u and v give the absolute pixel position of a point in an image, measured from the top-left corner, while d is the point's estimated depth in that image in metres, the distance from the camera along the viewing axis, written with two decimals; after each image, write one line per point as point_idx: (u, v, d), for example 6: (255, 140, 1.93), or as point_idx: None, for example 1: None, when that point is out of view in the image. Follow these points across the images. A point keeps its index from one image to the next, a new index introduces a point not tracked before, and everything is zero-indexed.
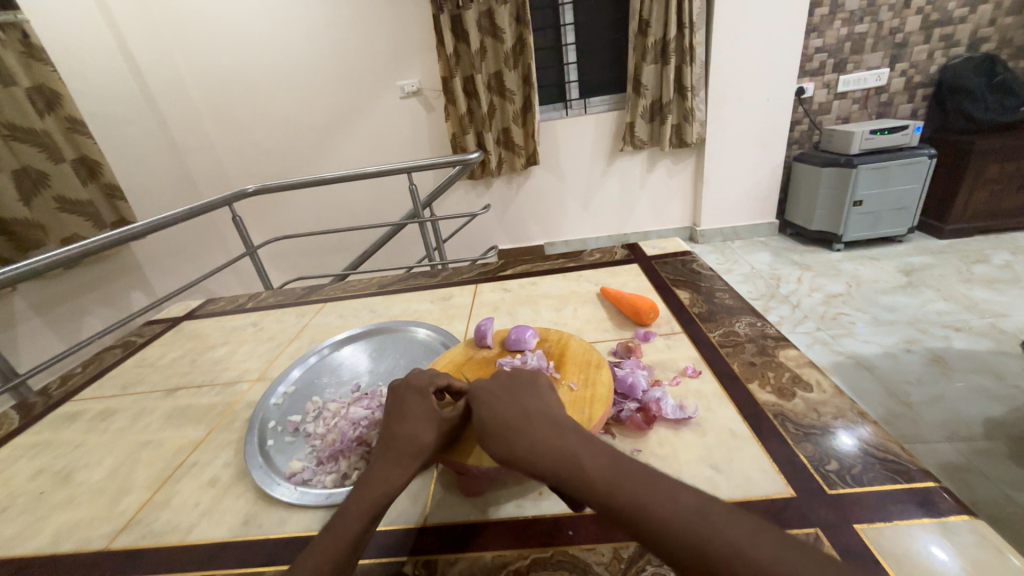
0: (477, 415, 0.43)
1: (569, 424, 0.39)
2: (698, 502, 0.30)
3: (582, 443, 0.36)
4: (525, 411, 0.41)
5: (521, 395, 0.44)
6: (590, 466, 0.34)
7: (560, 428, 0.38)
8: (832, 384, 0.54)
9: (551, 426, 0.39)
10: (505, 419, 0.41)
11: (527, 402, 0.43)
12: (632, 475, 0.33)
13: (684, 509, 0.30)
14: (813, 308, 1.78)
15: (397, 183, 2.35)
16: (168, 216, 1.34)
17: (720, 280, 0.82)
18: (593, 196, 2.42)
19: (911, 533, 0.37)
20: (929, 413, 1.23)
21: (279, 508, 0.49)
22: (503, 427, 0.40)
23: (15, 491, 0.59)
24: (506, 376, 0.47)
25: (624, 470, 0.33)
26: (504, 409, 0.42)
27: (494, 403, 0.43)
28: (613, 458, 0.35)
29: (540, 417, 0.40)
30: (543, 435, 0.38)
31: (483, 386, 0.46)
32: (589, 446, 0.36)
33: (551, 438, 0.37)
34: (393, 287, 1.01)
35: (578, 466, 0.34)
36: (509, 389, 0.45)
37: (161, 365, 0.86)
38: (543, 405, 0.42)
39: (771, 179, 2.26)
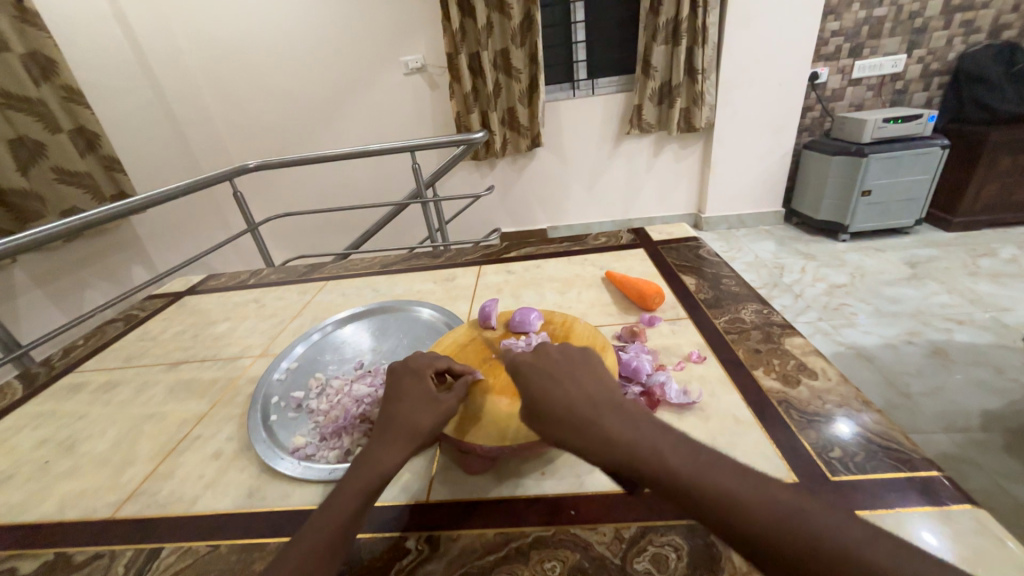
0: (534, 395, 0.40)
1: (637, 409, 0.37)
2: (795, 502, 0.28)
3: (656, 432, 0.34)
4: (589, 395, 0.38)
5: (579, 376, 0.41)
6: (671, 458, 0.32)
7: (631, 415, 0.36)
8: (837, 372, 0.54)
9: (620, 412, 0.36)
10: (567, 402, 0.38)
11: (586, 385, 0.40)
12: (718, 469, 0.31)
13: (781, 509, 0.28)
14: (815, 298, 1.77)
15: (399, 162, 2.32)
16: (168, 190, 1.32)
17: (726, 266, 0.81)
18: (597, 180, 2.40)
19: (912, 519, 0.37)
20: (926, 404, 1.24)
21: (283, 481, 0.49)
22: (567, 410, 0.37)
23: (20, 459, 0.59)
24: (559, 352, 0.44)
25: (709, 462, 0.31)
26: (565, 392, 0.39)
27: (550, 385, 0.40)
28: (689, 449, 0.32)
29: (605, 401, 0.38)
30: (614, 422, 0.36)
31: (536, 363, 0.43)
32: (665, 436, 0.34)
33: (622, 426, 0.35)
34: (396, 267, 1.01)
35: (659, 457, 0.32)
36: (566, 369, 0.42)
37: (162, 339, 0.86)
38: (605, 388, 0.40)
39: (779, 167, 2.22)
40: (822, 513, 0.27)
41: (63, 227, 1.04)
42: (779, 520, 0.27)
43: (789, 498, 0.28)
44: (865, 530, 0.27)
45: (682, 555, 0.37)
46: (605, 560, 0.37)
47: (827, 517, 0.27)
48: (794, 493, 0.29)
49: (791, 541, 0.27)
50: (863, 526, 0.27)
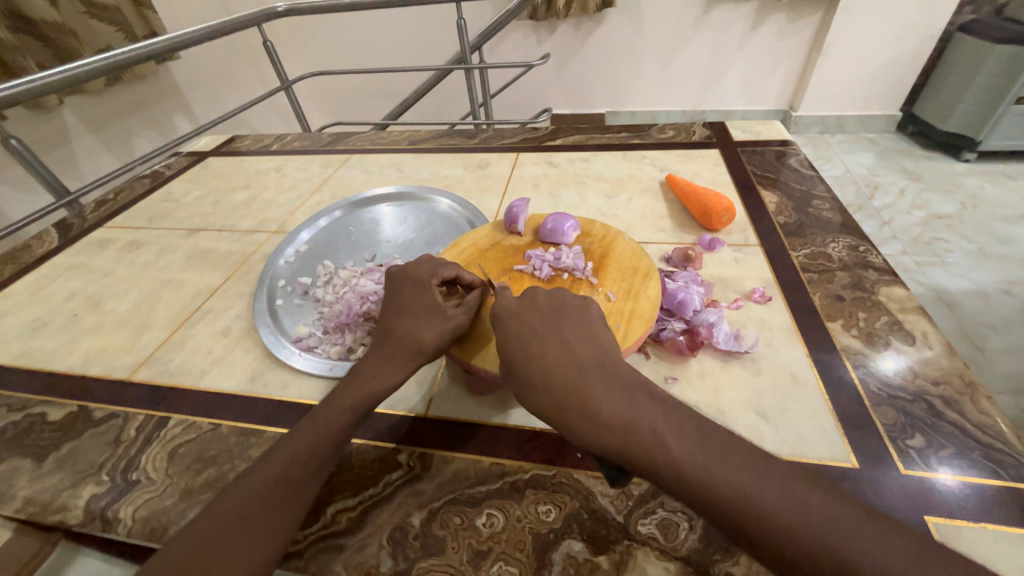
0: (514, 356, 0.34)
1: (634, 378, 0.32)
2: (822, 508, 0.24)
3: (657, 408, 0.29)
4: (576, 358, 0.33)
5: (566, 332, 0.35)
6: (671, 443, 0.27)
7: (626, 388, 0.31)
8: (942, 340, 0.43)
9: (615, 383, 0.31)
10: (549, 367, 0.32)
11: (575, 342, 0.34)
12: (729, 456, 0.26)
13: (807, 515, 0.24)
14: (906, 227, 1.51)
15: (444, 17, 1.99)
16: (193, 32, 1.16)
17: (822, 183, 0.64)
18: (674, 57, 1.99)
19: (1001, 540, 0.30)
20: (1002, 363, 1.10)
21: (284, 370, 0.47)
22: (550, 381, 0.32)
23: (53, 309, 0.61)
24: (545, 300, 0.38)
25: (718, 449, 0.26)
26: (547, 352, 0.33)
27: (532, 342, 0.34)
28: (694, 434, 0.27)
29: (596, 367, 0.32)
30: (605, 395, 0.30)
31: (519, 312, 0.37)
32: (664, 412, 0.29)
33: (616, 402, 0.30)
34: (424, 144, 0.89)
35: (659, 442, 0.27)
36: (550, 323, 0.36)
37: (185, 202, 0.83)
38: (596, 348, 0.34)
39: (916, 55, 1.74)
40: (852, 523, 0.23)
41: (88, 67, 0.94)
42: (801, 530, 0.23)
43: (815, 501, 0.24)
44: (915, 550, 0.22)
45: (695, 527, 0.32)
46: (606, 516, 0.33)
47: (861, 529, 0.23)
48: (819, 494, 0.24)
49: (814, 554, 0.23)
50: (909, 542, 0.23)
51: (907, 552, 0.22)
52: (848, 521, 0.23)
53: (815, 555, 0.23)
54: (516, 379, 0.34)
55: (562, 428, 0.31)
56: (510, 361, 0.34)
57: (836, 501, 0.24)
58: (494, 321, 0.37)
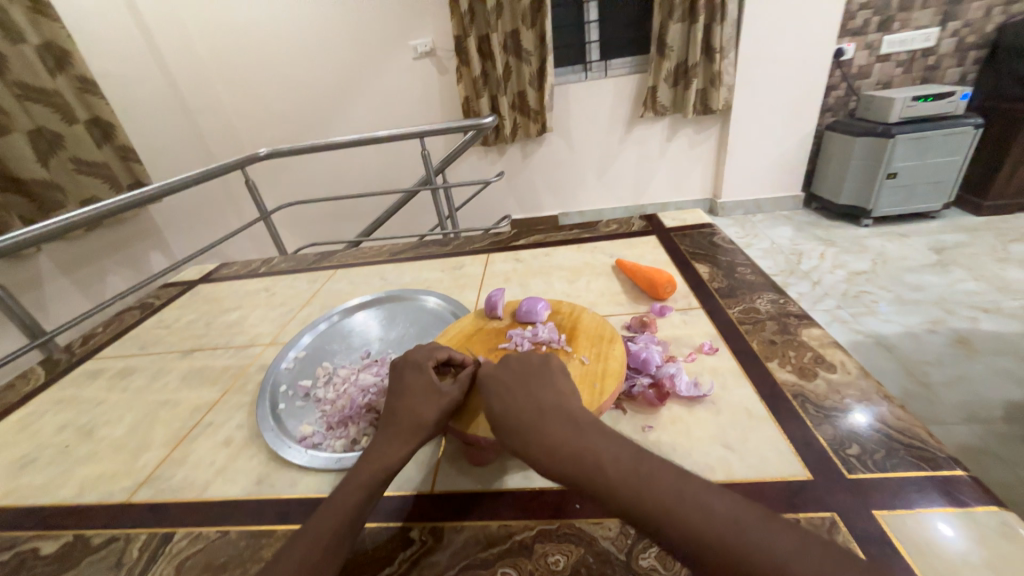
0: (491, 409, 0.41)
1: (586, 417, 0.38)
2: (729, 511, 0.28)
3: (600, 441, 0.35)
4: (538, 404, 0.40)
5: (533, 385, 0.42)
6: (605, 467, 0.33)
7: (578, 424, 0.37)
8: (857, 365, 0.52)
9: (569, 422, 0.37)
10: (518, 415, 0.39)
11: (540, 394, 0.41)
12: (654, 476, 0.31)
13: (713, 518, 0.28)
14: (834, 285, 1.72)
15: (408, 149, 2.31)
16: (176, 180, 1.30)
17: (742, 254, 0.78)
18: (609, 165, 2.34)
19: (937, 521, 0.36)
20: (948, 395, 1.19)
21: (291, 470, 0.50)
22: (517, 424, 0.39)
23: (42, 443, 0.61)
24: (517, 361, 0.45)
25: (645, 472, 0.32)
26: (516, 403, 0.40)
27: (505, 397, 0.41)
28: (628, 460, 0.33)
29: (554, 410, 0.39)
30: (559, 431, 0.36)
31: (495, 373, 0.44)
32: (605, 443, 0.35)
33: (567, 436, 0.36)
34: (403, 255, 1.00)
35: (597, 467, 0.33)
36: (520, 379, 0.43)
37: (177, 327, 0.87)
38: (557, 395, 0.41)
39: (800, 149, 2.14)
40: (749, 522, 0.28)
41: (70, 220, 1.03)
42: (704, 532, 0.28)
43: (720, 507, 0.29)
44: (802, 543, 0.26)
45: None
46: (610, 556, 0.36)
47: (756, 527, 0.27)
48: (729, 501, 0.29)
49: (714, 552, 0.27)
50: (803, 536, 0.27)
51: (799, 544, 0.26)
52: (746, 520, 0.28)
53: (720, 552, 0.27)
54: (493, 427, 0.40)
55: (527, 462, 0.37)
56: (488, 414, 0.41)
57: (740, 505, 0.29)
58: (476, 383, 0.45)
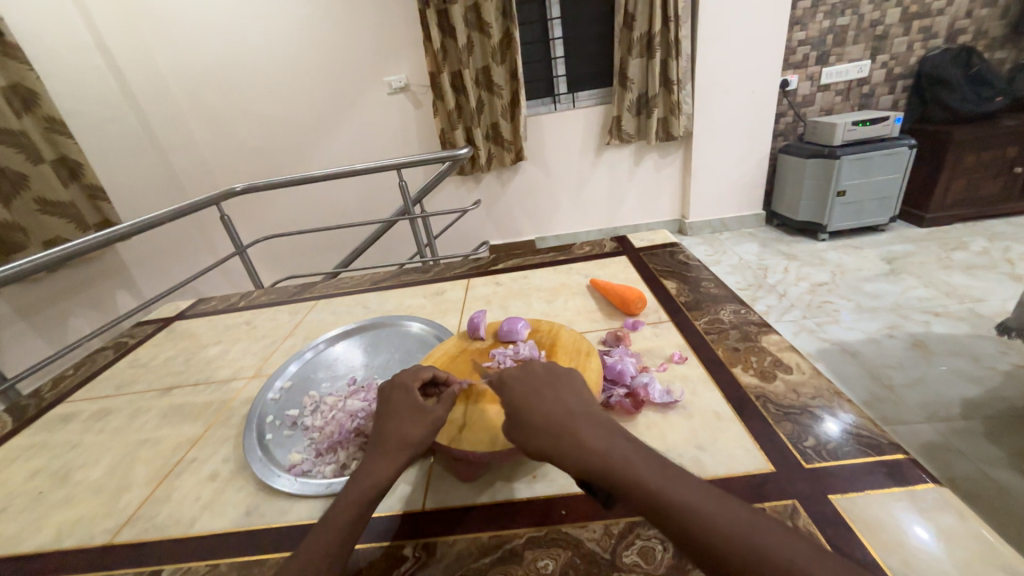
0: (516, 407, 0.42)
1: (612, 425, 0.39)
2: (748, 517, 0.31)
3: (628, 447, 0.37)
4: (568, 407, 0.41)
5: (560, 390, 0.43)
6: (635, 466, 0.34)
7: (608, 430, 0.38)
8: (811, 366, 0.57)
9: (598, 427, 0.39)
10: (546, 415, 0.40)
11: (567, 397, 0.42)
12: (684, 481, 0.33)
13: (736, 521, 0.30)
14: (799, 296, 1.82)
15: (385, 180, 2.35)
16: (150, 218, 1.30)
17: (706, 269, 0.84)
18: (582, 191, 2.44)
19: (884, 500, 0.40)
20: (909, 395, 1.26)
21: (280, 498, 0.50)
22: (547, 422, 0.39)
23: (13, 492, 0.59)
24: (542, 366, 0.46)
25: (671, 474, 0.34)
26: (546, 404, 0.41)
27: (533, 397, 0.42)
28: (657, 464, 0.35)
29: (583, 415, 0.40)
30: (592, 434, 0.38)
31: (522, 375, 0.45)
32: (632, 447, 0.36)
33: (598, 438, 0.37)
34: (386, 283, 1.02)
35: (630, 468, 0.34)
36: (548, 384, 0.44)
37: (154, 365, 0.86)
38: (584, 402, 0.42)
39: (757, 170, 2.29)
40: (764, 526, 0.30)
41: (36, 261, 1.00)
42: (728, 530, 0.30)
43: (742, 512, 0.31)
44: (807, 549, 0.29)
45: (668, 548, 0.39)
46: (596, 556, 0.39)
47: (772, 531, 0.30)
48: (746, 509, 0.31)
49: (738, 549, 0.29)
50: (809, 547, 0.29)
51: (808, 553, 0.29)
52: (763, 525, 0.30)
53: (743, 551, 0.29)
54: (516, 424, 0.41)
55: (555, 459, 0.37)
56: (515, 411, 0.42)
57: (756, 512, 0.31)
58: (499, 382, 0.45)
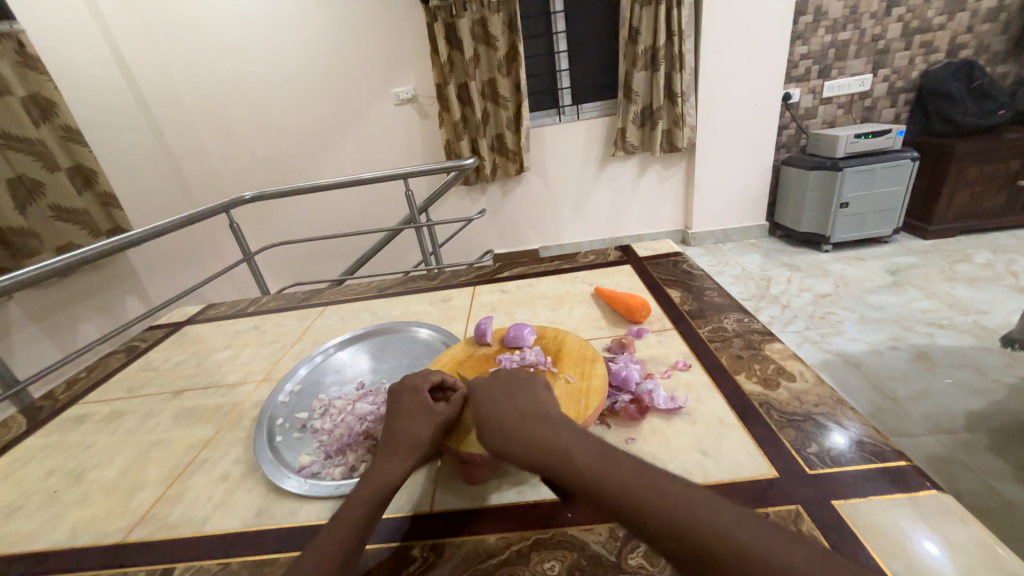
0: (477, 413, 0.46)
1: (563, 419, 0.42)
2: (678, 493, 0.32)
3: (572, 437, 0.39)
4: (521, 408, 0.44)
5: (518, 393, 0.46)
6: (578, 458, 0.36)
7: (555, 423, 0.41)
8: (813, 374, 0.58)
9: (547, 422, 0.41)
10: (503, 419, 0.43)
11: (524, 399, 0.45)
12: (618, 465, 0.35)
13: (663, 497, 0.32)
14: (802, 307, 1.82)
15: (391, 190, 2.38)
16: (162, 225, 1.32)
17: (709, 279, 0.85)
18: (586, 201, 2.46)
19: (885, 505, 0.40)
20: (914, 407, 1.26)
21: (290, 499, 0.51)
22: (500, 424, 0.43)
23: (29, 490, 0.61)
24: (504, 373, 0.50)
25: (611, 460, 0.36)
26: (501, 407, 0.44)
27: (494, 402, 0.45)
28: (596, 452, 0.37)
29: (535, 413, 0.43)
30: (538, 430, 0.40)
31: (483, 383, 0.48)
32: (580, 438, 0.39)
33: (543, 432, 0.40)
34: (393, 289, 1.04)
35: (568, 458, 0.37)
36: (507, 390, 0.47)
37: (165, 368, 0.88)
38: (539, 402, 0.45)
39: (761, 182, 2.31)
40: (697, 503, 0.31)
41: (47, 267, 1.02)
42: (661, 508, 0.31)
43: (671, 490, 0.32)
44: (744, 518, 0.30)
45: None
46: (601, 558, 0.39)
47: (702, 503, 0.31)
48: (678, 486, 0.33)
49: (663, 523, 0.31)
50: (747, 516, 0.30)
51: (738, 520, 0.30)
52: (691, 498, 0.32)
53: (669, 526, 0.30)
54: (478, 430, 0.44)
55: (509, 458, 0.40)
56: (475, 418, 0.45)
57: (689, 489, 0.32)
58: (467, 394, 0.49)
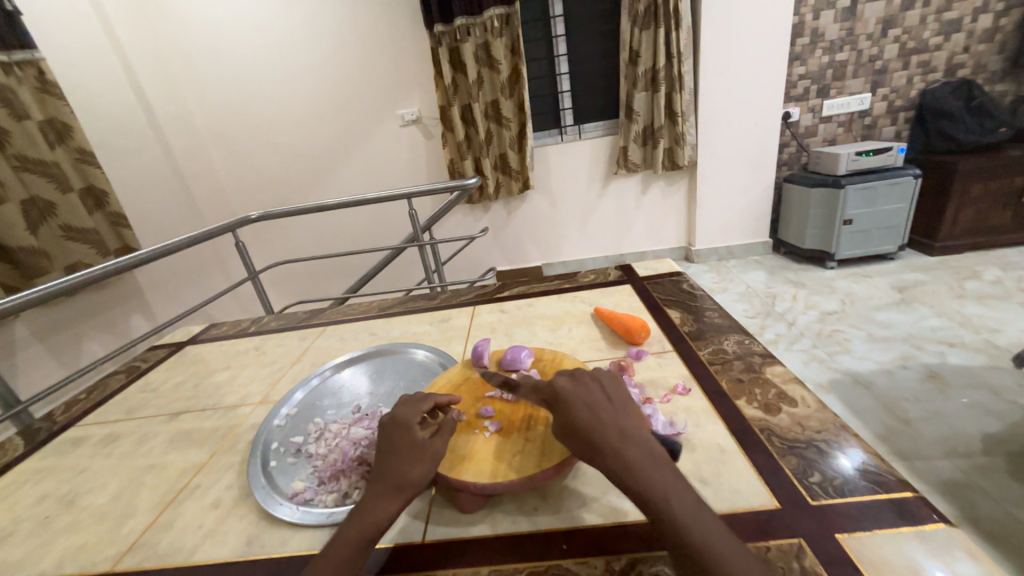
0: (568, 413, 0.43)
1: (659, 451, 0.40)
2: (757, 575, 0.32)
3: (670, 479, 0.38)
4: (619, 424, 0.42)
5: (613, 404, 0.44)
6: (678, 509, 0.36)
7: (656, 456, 0.39)
8: (816, 399, 0.56)
9: (647, 451, 0.40)
10: (601, 431, 0.41)
11: (620, 414, 0.43)
12: (709, 528, 0.35)
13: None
14: (808, 325, 1.79)
15: (395, 208, 2.41)
16: (168, 245, 1.34)
17: (709, 299, 0.84)
18: (589, 218, 2.48)
19: (892, 540, 0.39)
20: (927, 429, 1.22)
21: (281, 528, 0.50)
22: (597, 433, 0.41)
23: (20, 516, 0.60)
24: (595, 380, 0.47)
25: (705, 522, 0.35)
26: (600, 415, 0.42)
27: (590, 410, 0.43)
28: (689, 504, 0.36)
29: (633, 434, 0.41)
30: (639, 456, 0.39)
31: (579, 385, 0.46)
32: (677, 480, 0.38)
33: (643, 461, 0.39)
34: (393, 309, 1.04)
35: (665, 502, 0.36)
36: (603, 396, 0.45)
37: (164, 390, 0.87)
38: (633, 419, 0.43)
39: (763, 199, 2.31)
40: None
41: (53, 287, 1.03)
42: None
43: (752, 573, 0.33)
44: None
45: None
46: None
47: None
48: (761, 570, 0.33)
49: None
50: None
51: None
52: None
53: None
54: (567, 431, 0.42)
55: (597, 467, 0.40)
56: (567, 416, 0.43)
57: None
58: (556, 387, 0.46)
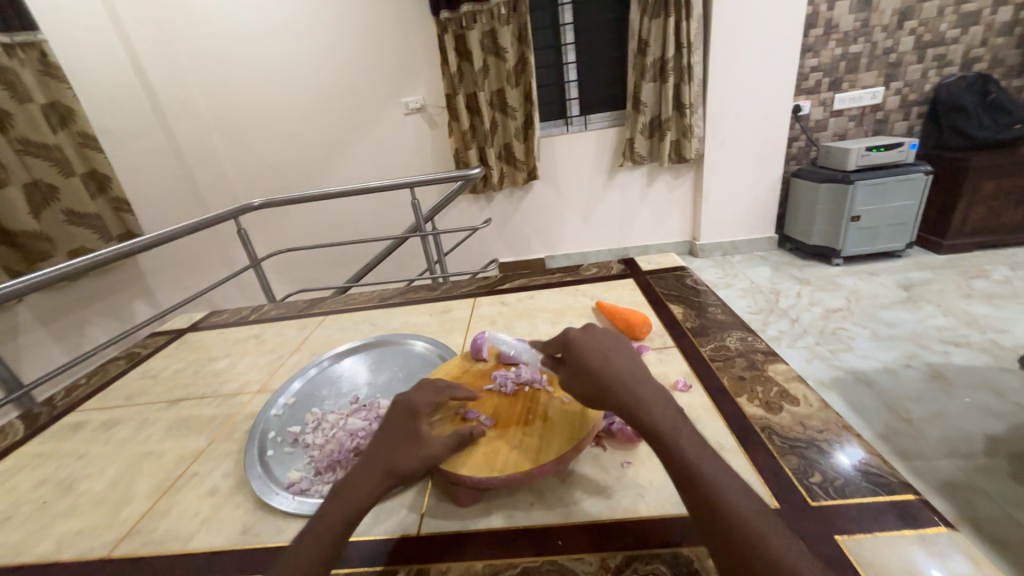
0: (582, 356, 0.45)
1: (668, 397, 0.42)
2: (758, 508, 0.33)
3: (678, 421, 0.39)
4: (630, 370, 0.43)
5: (624, 354, 0.45)
6: (687, 446, 0.37)
7: (663, 399, 0.41)
8: (818, 399, 0.55)
9: (655, 395, 0.41)
10: (613, 371, 0.43)
11: (630, 363, 0.44)
12: (716, 466, 0.36)
13: (747, 510, 0.33)
14: (812, 322, 1.78)
15: (398, 198, 2.39)
16: (170, 231, 1.34)
17: (713, 295, 0.83)
18: (593, 211, 2.45)
19: (892, 542, 0.38)
20: (930, 429, 1.21)
21: (277, 517, 0.50)
22: (608, 373, 0.42)
23: (19, 500, 0.60)
24: (605, 330, 0.48)
25: (712, 460, 0.36)
26: (612, 359, 0.44)
27: (603, 355, 0.45)
28: (696, 443, 0.37)
29: (643, 379, 0.42)
30: (648, 397, 0.40)
31: (593, 334, 0.48)
32: (684, 422, 0.39)
33: (653, 402, 0.40)
34: (394, 300, 1.03)
35: (674, 438, 0.37)
36: (616, 346, 0.46)
37: (164, 377, 0.88)
38: (642, 368, 0.44)
39: (770, 194, 2.28)
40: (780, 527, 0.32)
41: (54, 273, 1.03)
42: (750, 523, 0.32)
43: (754, 509, 0.33)
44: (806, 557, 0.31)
45: None
46: None
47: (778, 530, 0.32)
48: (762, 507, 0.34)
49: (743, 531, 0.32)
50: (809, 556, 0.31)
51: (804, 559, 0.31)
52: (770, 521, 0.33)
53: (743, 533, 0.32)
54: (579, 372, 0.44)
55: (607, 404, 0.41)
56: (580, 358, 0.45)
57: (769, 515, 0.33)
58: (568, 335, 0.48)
